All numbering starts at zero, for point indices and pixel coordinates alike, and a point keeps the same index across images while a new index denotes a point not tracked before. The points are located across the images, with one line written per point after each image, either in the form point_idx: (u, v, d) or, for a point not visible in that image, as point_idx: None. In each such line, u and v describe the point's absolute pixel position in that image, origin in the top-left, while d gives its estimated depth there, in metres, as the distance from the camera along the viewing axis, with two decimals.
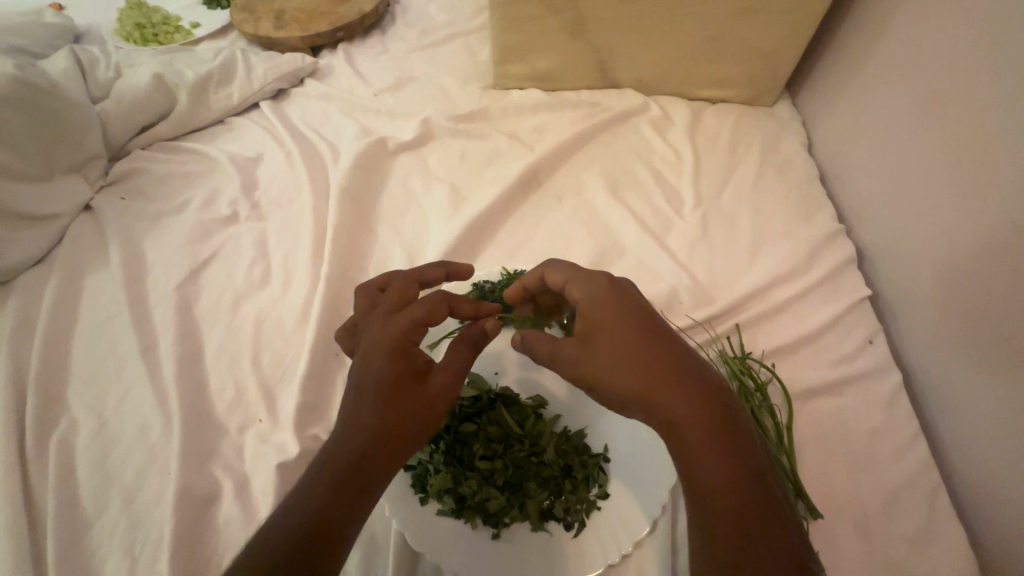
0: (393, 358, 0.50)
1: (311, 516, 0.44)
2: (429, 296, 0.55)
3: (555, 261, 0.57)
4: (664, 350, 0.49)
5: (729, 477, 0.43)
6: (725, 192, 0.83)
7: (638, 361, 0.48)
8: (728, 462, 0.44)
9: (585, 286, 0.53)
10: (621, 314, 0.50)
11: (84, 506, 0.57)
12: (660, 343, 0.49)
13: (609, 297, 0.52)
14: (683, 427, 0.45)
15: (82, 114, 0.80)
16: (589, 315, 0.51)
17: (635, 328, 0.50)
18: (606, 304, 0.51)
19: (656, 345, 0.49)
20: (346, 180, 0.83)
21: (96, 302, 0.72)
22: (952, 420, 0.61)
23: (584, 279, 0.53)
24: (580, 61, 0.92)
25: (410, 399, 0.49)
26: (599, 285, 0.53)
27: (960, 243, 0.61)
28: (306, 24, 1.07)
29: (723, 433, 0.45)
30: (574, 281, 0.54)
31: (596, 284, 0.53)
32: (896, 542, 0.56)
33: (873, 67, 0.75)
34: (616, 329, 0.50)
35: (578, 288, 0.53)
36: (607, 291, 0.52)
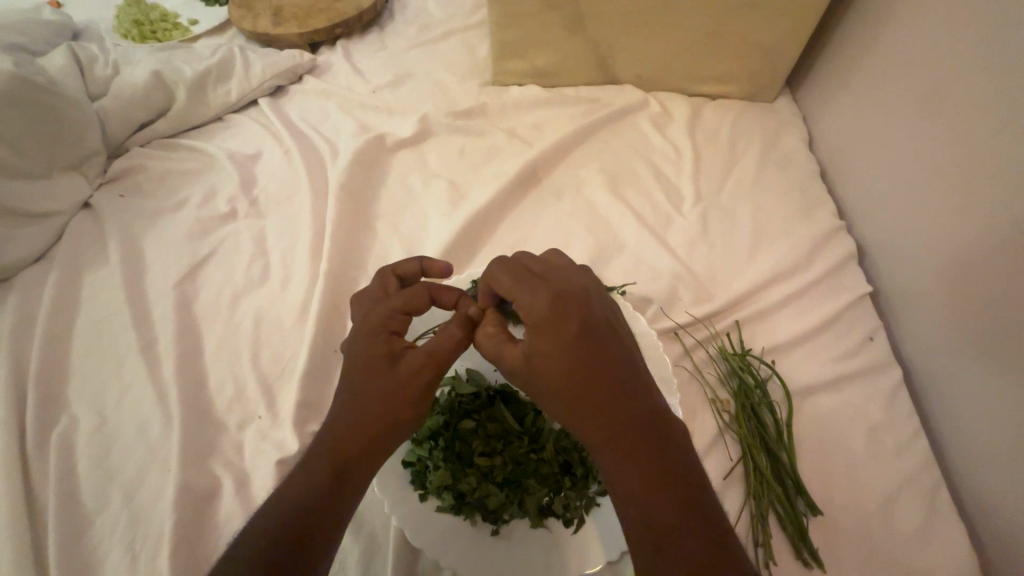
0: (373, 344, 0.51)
1: (303, 510, 0.44)
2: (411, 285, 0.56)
3: (502, 264, 0.54)
4: (600, 363, 0.48)
5: (654, 496, 0.44)
6: (725, 188, 0.83)
7: (575, 378, 0.47)
8: (656, 479, 0.45)
9: (527, 294, 0.51)
10: (561, 327, 0.49)
11: (85, 502, 0.58)
12: (597, 356, 0.48)
13: (551, 307, 0.50)
14: (612, 445, 0.46)
15: (80, 111, 0.80)
16: (531, 326, 0.50)
17: (575, 341, 0.48)
18: (547, 316, 0.49)
19: (594, 357, 0.48)
20: (345, 177, 0.83)
21: (95, 299, 0.72)
22: (952, 419, 0.60)
23: (528, 287, 0.51)
24: (579, 57, 0.92)
25: (383, 380, 0.49)
26: (542, 293, 0.50)
27: (960, 242, 0.61)
28: (305, 20, 1.06)
29: (651, 450, 0.46)
30: (518, 288, 0.51)
31: (540, 293, 0.50)
32: (897, 539, 0.55)
33: (874, 63, 0.75)
34: (556, 341, 0.48)
35: (524, 296, 0.51)
36: (549, 303, 0.50)
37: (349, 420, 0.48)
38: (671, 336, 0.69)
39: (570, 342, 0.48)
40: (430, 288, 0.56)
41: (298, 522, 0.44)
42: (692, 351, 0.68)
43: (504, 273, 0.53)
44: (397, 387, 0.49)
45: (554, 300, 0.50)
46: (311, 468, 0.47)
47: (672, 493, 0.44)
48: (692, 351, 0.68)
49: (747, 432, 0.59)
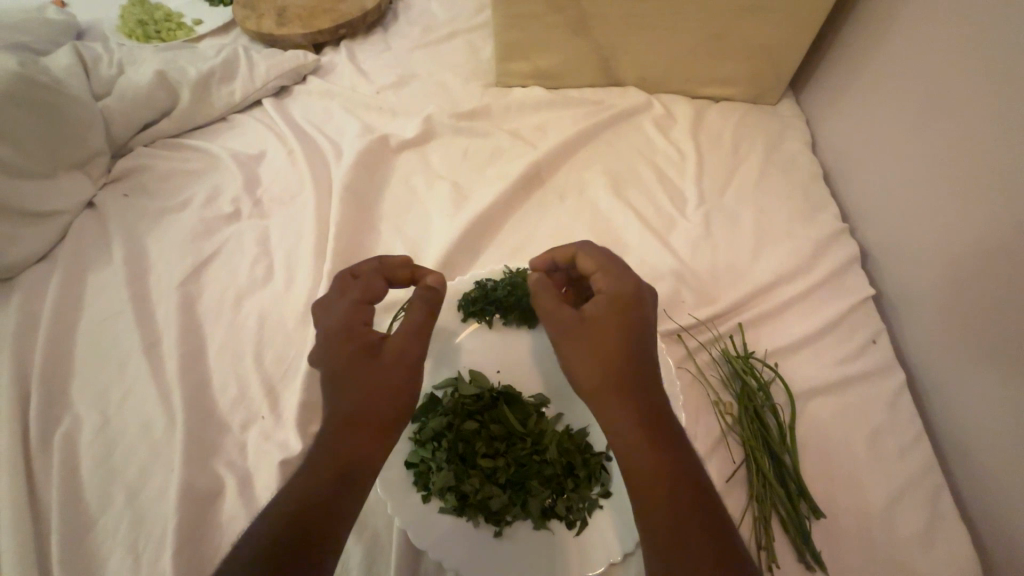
0: (345, 345, 0.52)
1: (303, 503, 0.44)
2: (367, 281, 0.58)
3: (594, 246, 0.59)
4: (644, 353, 0.52)
5: (670, 482, 0.46)
6: (728, 190, 0.83)
7: (623, 354, 0.51)
8: (670, 469, 0.46)
9: (612, 276, 0.56)
10: (625, 308, 0.54)
11: (88, 501, 0.58)
12: (644, 345, 0.53)
13: (626, 290, 0.55)
14: (636, 428, 0.48)
15: (84, 111, 0.80)
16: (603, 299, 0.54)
17: (634, 323, 0.53)
18: (622, 296, 0.54)
19: (643, 345, 0.53)
20: (348, 177, 0.83)
21: (99, 298, 0.72)
22: (955, 422, 0.60)
23: (612, 270, 0.57)
24: (583, 59, 0.92)
25: (368, 374, 0.50)
26: (625, 278, 0.56)
27: (963, 243, 0.61)
28: (308, 21, 1.07)
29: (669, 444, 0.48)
30: (602, 268, 0.57)
31: (625, 277, 0.56)
32: (899, 542, 0.55)
33: (878, 65, 0.75)
34: (619, 320, 0.53)
35: (606, 277, 0.56)
36: (628, 287, 0.55)
37: (346, 405, 0.49)
38: (674, 338, 0.69)
39: (629, 322, 0.53)
40: (381, 273, 0.60)
41: (298, 513, 0.44)
42: (695, 354, 0.68)
43: (597, 255, 0.58)
44: (383, 363, 0.51)
45: (633, 285, 0.55)
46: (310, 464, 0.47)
47: (686, 487, 0.46)
48: (695, 353, 0.68)
49: (751, 436, 0.59)
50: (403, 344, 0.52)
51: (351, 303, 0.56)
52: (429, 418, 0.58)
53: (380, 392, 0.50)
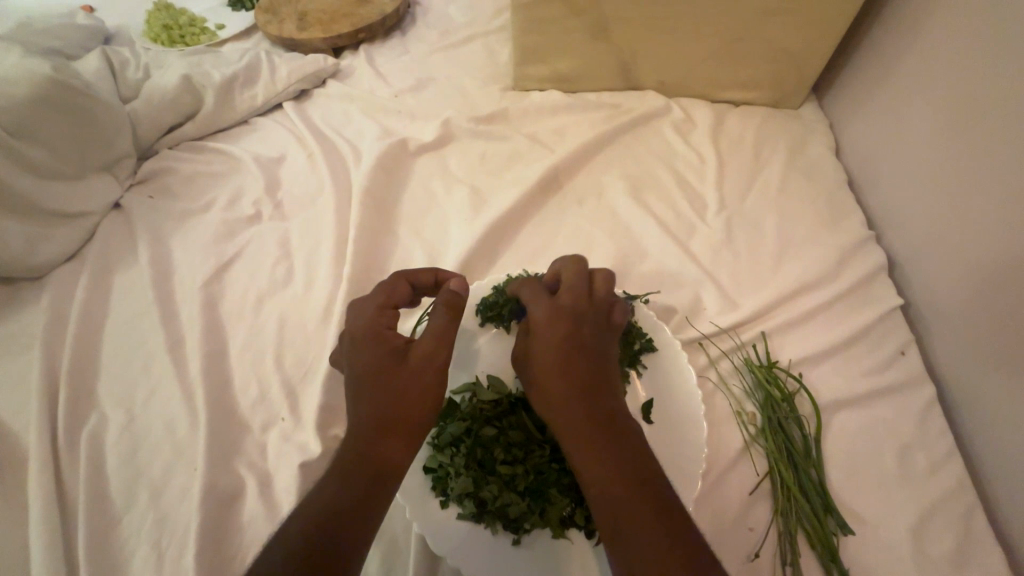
0: (375, 342, 0.53)
1: (328, 505, 0.45)
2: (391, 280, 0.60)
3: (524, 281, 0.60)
4: (576, 374, 0.51)
5: (620, 507, 0.44)
6: (750, 196, 0.82)
7: (554, 383, 0.51)
8: (621, 491, 0.44)
9: (537, 303, 0.56)
10: (552, 331, 0.53)
11: (113, 499, 0.58)
12: (574, 367, 0.51)
13: (547, 315, 0.55)
14: (580, 454, 0.47)
15: (113, 114, 0.81)
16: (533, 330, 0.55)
17: (561, 344, 0.52)
18: (543, 323, 0.54)
19: (578, 364, 0.52)
20: (368, 180, 0.83)
21: (126, 298, 0.73)
22: (988, 438, 0.59)
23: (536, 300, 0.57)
24: (602, 62, 0.92)
25: (396, 371, 0.50)
26: (545, 303, 0.56)
27: (996, 253, 0.59)
28: (328, 25, 1.08)
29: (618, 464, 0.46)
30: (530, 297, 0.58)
31: (545, 301, 0.56)
32: (930, 561, 0.54)
33: (906, 69, 0.73)
34: (545, 348, 0.53)
35: (533, 304, 0.57)
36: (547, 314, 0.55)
37: (374, 403, 0.49)
38: (695, 347, 0.68)
39: (554, 348, 0.52)
40: (405, 280, 0.60)
41: (327, 517, 0.44)
42: (717, 362, 0.67)
43: (529, 286, 0.60)
44: (412, 362, 0.51)
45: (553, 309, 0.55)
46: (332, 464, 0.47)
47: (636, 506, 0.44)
48: (717, 362, 0.67)
49: (775, 447, 0.58)
50: (425, 344, 0.52)
51: (379, 304, 0.57)
52: (448, 423, 0.58)
53: (406, 392, 0.50)
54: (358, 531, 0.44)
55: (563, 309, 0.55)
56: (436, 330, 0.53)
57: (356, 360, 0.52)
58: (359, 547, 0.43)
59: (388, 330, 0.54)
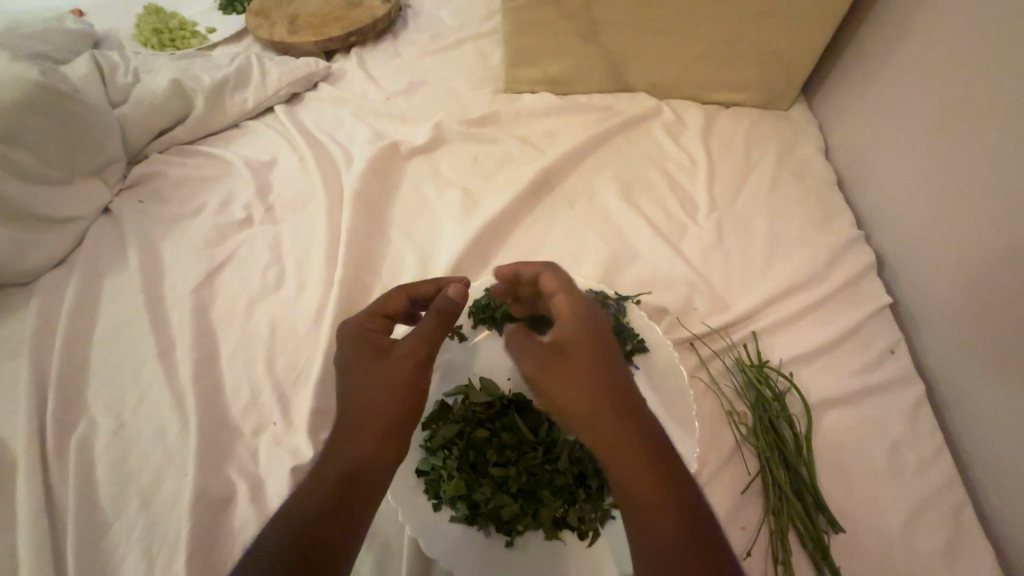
0: (361, 349, 0.53)
1: (317, 507, 0.44)
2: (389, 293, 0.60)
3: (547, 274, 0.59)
4: (611, 364, 0.50)
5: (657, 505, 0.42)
6: (740, 196, 0.82)
7: (599, 373, 0.49)
8: (656, 487, 0.43)
9: (570, 298, 0.56)
10: (579, 327, 0.52)
11: (103, 506, 0.58)
12: (607, 357, 0.50)
13: (586, 312, 0.54)
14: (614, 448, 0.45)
15: (101, 119, 0.81)
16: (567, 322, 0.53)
17: (601, 340, 0.52)
18: (571, 319, 0.53)
19: (607, 360, 0.50)
20: (360, 184, 0.83)
21: (115, 303, 0.72)
22: (976, 433, 0.59)
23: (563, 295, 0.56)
24: (593, 65, 0.92)
25: (377, 372, 0.51)
26: (574, 301, 0.55)
27: (983, 251, 0.60)
28: (320, 28, 1.07)
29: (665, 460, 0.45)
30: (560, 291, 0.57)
31: (582, 298, 0.56)
32: (920, 558, 0.54)
33: (893, 71, 0.74)
34: (587, 340, 0.51)
35: (564, 299, 0.56)
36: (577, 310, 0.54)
37: (367, 410, 0.49)
38: (687, 347, 0.69)
39: (597, 341, 0.51)
40: (403, 290, 0.61)
41: (316, 519, 0.43)
42: (708, 362, 0.68)
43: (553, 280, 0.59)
44: (394, 364, 0.52)
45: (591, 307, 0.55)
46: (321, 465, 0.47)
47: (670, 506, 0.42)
48: (708, 362, 0.68)
49: (765, 446, 0.58)
50: (416, 350, 0.53)
51: (377, 318, 0.57)
52: (441, 425, 0.58)
53: (399, 397, 0.50)
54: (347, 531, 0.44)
55: (591, 309, 0.54)
56: (427, 337, 0.54)
57: (349, 368, 0.52)
58: (347, 547, 0.43)
59: (381, 340, 0.55)
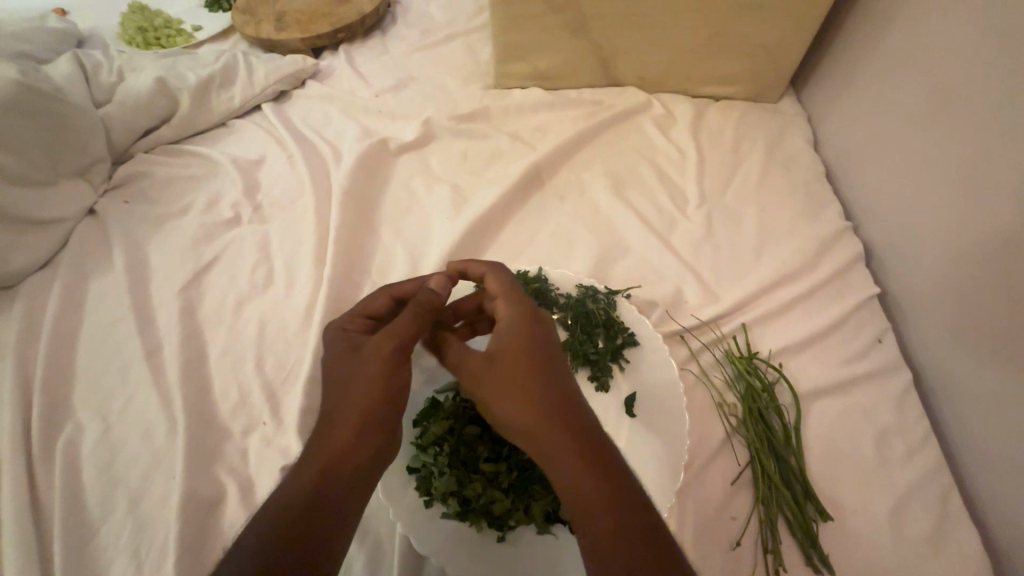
0: (345, 353, 0.53)
1: (305, 505, 0.44)
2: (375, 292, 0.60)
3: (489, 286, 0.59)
4: (550, 380, 0.50)
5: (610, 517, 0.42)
6: (729, 189, 0.82)
7: (533, 380, 0.49)
8: (607, 498, 0.43)
9: (510, 303, 0.56)
10: (518, 341, 0.52)
11: (91, 509, 0.57)
12: (546, 373, 0.50)
13: (523, 316, 0.54)
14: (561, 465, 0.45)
15: (84, 119, 0.80)
16: (502, 329, 0.54)
17: (538, 346, 0.52)
18: (509, 333, 0.53)
19: (546, 375, 0.50)
20: (348, 181, 0.83)
21: (101, 305, 0.72)
22: (962, 421, 0.60)
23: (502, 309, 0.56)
24: (582, 60, 0.92)
25: (357, 371, 0.51)
26: (512, 313, 0.55)
27: (969, 241, 0.60)
28: (307, 25, 1.06)
29: (604, 463, 0.45)
30: (500, 297, 0.57)
31: (520, 302, 0.56)
32: (907, 545, 0.55)
33: (880, 62, 0.74)
34: (522, 347, 0.52)
35: (503, 306, 0.56)
36: (515, 323, 0.54)
37: (349, 410, 0.50)
38: (677, 340, 0.69)
39: (531, 353, 0.51)
40: (387, 290, 0.60)
41: (304, 518, 0.44)
42: (699, 354, 0.68)
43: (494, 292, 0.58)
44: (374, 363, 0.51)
45: (529, 311, 0.55)
46: (308, 464, 0.47)
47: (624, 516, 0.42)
48: (698, 354, 0.68)
49: (755, 437, 0.58)
50: (387, 348, 0.52)
51: (361, 319, 0.57)
52: (431, 422, 0.58)
53: (384, 395, 0.51)
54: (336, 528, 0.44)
55: (528, 322, 0.54)
56: (398, 333, 0.53)
57: (334, 369, 0.53)
58: (334, 546, 0.44)
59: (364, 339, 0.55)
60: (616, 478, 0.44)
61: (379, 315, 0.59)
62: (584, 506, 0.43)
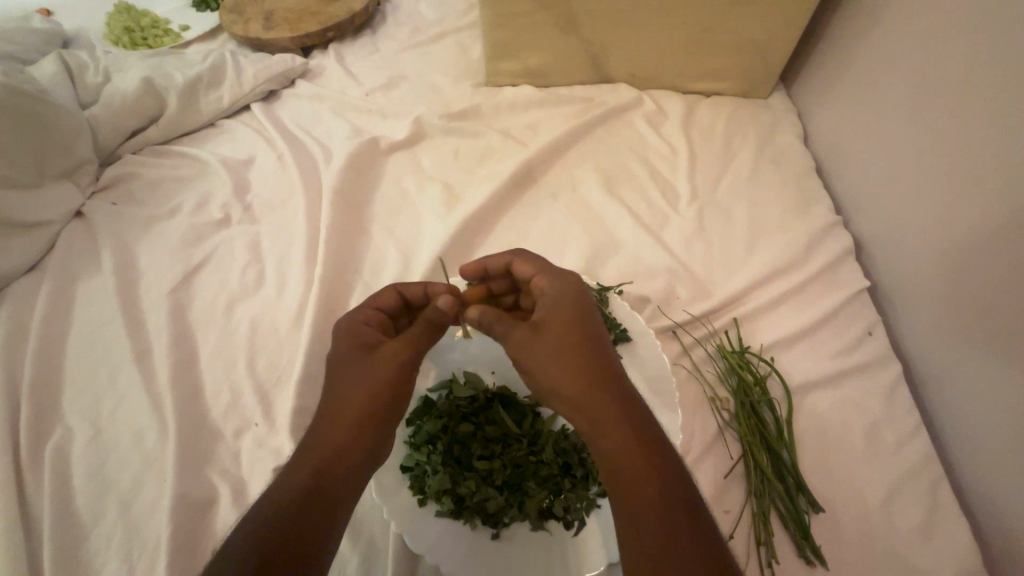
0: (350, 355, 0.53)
1: (293, 504, 0.44)
2: (381, 292, 0.59)
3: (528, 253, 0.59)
4: (597, 349, 0.50)
5: (648, 482, 0.43)
6: (721, 184, 0.83)
7: (581, 349, 0.50)
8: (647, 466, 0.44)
9: (556, 278, 0.56)
10: (565, 310, 0.52)
11: (80, 514, 0.57)
12: (595, 342, 0.51)
13: (573, 291, 0.54)
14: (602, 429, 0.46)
15: (70, 119, 0.79)
16: (551, 302, 0.53)
17: (585, 317, 0.52)
18: (557, 301, 0.53)
19: (592, 345, 0.50)
20: (339, 180, 0.82)
21: (89, 308, 0.71)
22: (952, 411, 0.60)
23: (550, 278, 0.56)
24: (573, 57, 0.92)
25: (354, 370, 0.52)
26: (560, 283, 0.55)
27: (960, 232, 0.60)
28: (296, 24, 1.06)
29: (643, 441, 0.45)
30: (542, 273, 0.57)
31: (565, 277, 0.56)
32: (898, 534, 0.55)
33: (867, 59, 0.75)
34: (570, 317, 0.52)
35: (547, 280, 0.56)
36: (568, 290, 0.54)
37: (350, 408, 0.49)
38: (669, 335, 0.69)
39: (579, 322, 0.52)
40: (393, 287, 0.59)
41: (292, 518, 0.43)
42: (691, 350, 0.68)
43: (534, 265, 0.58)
44: (375, 365, 0.52)
45: (578, 287, 0.55)
46: (299, 463, 0.47)
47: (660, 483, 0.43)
48: (691, 350, 0.68)
49: (747, 430, 0.59)
50: (403, 355, 0.52)
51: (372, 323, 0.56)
52: (425, 421, 0.58)
53: (376, 395, 0.50)
54: (323, 527, 0.44)
55: (574, 292, 0.54)
56: (412, 342, 0.53)
57: (342, 365, 0.52)
58: (325, 546, 0.44)
59: (376, 339, 0.54)
60: (654, 450, 0.45)
61: (387, 310, 0.58)
62: (620, 474, 0.44)
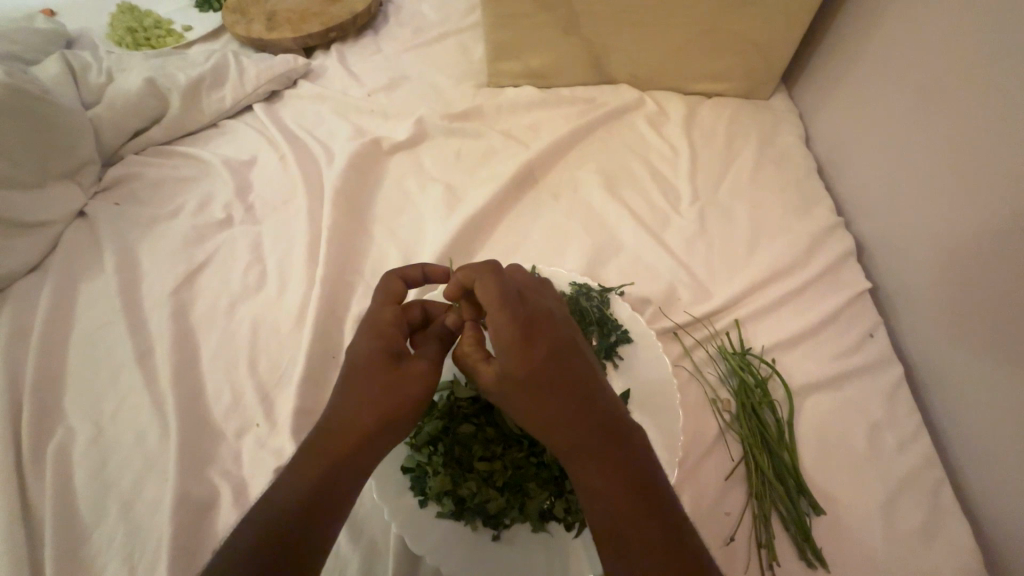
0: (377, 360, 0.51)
1: (292, 507, 0.44)
2: (389, 282, 0.58)
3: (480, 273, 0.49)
4: (566, 399, 0.46)
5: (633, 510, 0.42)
6: (722, 185, 0.83)
7: (548, 402, 0.46)
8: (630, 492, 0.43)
9: (501, 317, 0.47)
10: (523, 359, 0.46)
11: (82, 514, 0.57)
12: (562, 390, 0.46)
13: (518, 333, 0.46)
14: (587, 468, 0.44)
15: (73, 119, 0.79)
16: (501, 348, 0.47)
17: (549, 365, 0.47)
18: (512, 348, 0.46)
19: (558, 395, 0.46)
20: (341, 181, 0.82)
21: (92, 308, 0.71)
22: (953, 413, 0.60)
23: (500, 313, 0.47)
24: (575, 58, 0.92)
25: (384, 377, 0.50)
26: (512, 321, 0.47)
27: (962, 236, 0.60)
28: (298, 24, 1.06)
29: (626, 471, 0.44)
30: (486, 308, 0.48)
31: (516, 313, 0.47)
32: (899, 538, 0.55)
33: (868, 63, 0.75)
34: (531, 367, 0.46)
35: (495, 317, 0.48)
36: (519, 333, 0.46)
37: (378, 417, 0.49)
38: (670, 336, 0.69)
39: (541, 374, 0.46)
40: (398, 274, 0.60)
41: (292, 521, 0.43)
42: (692, 351, 0.68)
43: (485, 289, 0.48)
44: (405, 376, 0.51)
45: (523, 326, 0.47)
46: (300, 463, 0.47)
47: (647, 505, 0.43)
48: (692, 351, 0.68)
49: (749, 432, 0.59)
50: (432, 376, 0.53)
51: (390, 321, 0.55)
52: (426, 422, 0.58)
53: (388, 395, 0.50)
54: (323, 528, 0.44)
55: (533, 333, 0.47)
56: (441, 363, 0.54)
57: (370, 369, 0.50)
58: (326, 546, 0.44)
59: (400, 344, 0.53)
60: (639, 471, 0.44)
61: (397, 299, 0.58)
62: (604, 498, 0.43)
